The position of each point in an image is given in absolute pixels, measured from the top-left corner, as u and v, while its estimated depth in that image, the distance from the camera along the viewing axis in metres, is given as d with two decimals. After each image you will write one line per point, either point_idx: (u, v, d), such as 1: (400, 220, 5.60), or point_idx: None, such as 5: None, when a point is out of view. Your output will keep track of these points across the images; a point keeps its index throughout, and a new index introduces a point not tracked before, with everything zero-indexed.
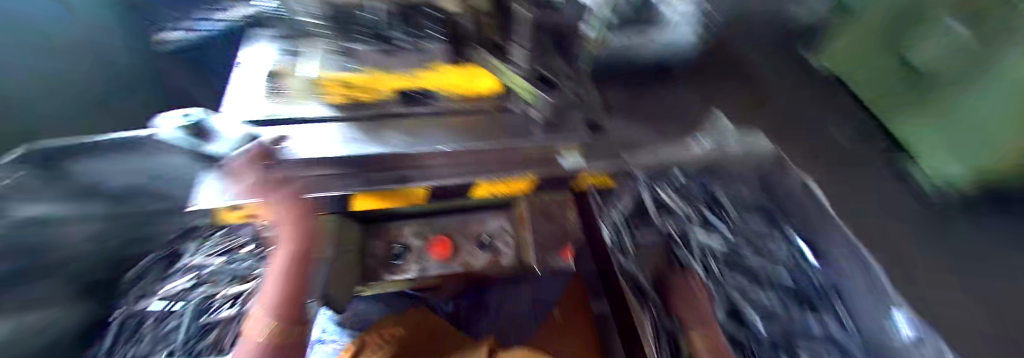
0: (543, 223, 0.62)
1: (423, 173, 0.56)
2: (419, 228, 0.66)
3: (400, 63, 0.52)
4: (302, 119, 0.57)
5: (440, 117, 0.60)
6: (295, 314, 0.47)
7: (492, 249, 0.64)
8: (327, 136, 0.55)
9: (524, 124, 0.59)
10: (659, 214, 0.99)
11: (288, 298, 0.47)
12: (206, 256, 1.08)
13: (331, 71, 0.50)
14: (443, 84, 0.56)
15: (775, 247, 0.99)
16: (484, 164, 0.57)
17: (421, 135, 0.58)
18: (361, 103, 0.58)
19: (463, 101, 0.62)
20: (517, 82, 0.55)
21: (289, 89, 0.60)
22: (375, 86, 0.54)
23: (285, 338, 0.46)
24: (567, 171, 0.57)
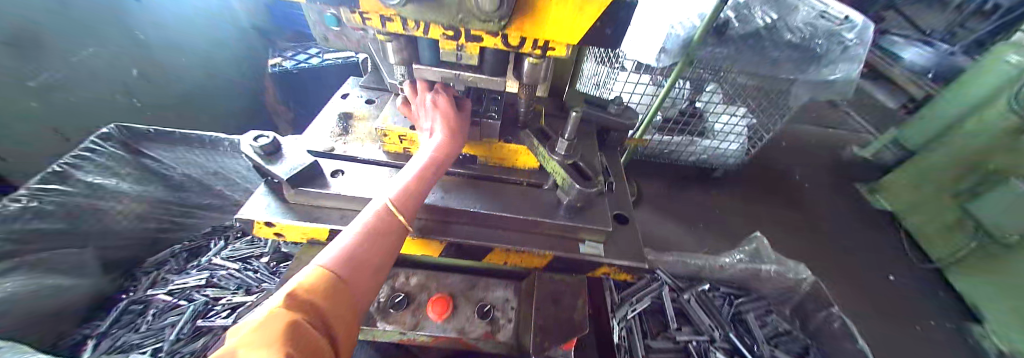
0: (551, 305, 0.58)
1: (445, 227, 0.59)
2: (426, 280, 0.65)
3: None
4: (356, 158, 0.62)
5: (475, 180, 0.63)
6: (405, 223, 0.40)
7: (492, 320, 0.61)
8: (367, 177, 0.59)
9: (553, 203, 0.61)
10: (677, 323, 0.90)
11: (412, 200, 0.42)
12: (226, 258, 1.12)
13: (399, 126, 0.60)
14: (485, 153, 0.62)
15: None
16: (506, 232, 0.60)
17: (452, 194, 0.59)
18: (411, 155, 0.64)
19: (502, 171, 0.65)
20: (552, 165, 0.56)
21: (355, 130, 0.68)
22: None
23: (393, 238, 0.38)
24: (583, 256, 0.58)
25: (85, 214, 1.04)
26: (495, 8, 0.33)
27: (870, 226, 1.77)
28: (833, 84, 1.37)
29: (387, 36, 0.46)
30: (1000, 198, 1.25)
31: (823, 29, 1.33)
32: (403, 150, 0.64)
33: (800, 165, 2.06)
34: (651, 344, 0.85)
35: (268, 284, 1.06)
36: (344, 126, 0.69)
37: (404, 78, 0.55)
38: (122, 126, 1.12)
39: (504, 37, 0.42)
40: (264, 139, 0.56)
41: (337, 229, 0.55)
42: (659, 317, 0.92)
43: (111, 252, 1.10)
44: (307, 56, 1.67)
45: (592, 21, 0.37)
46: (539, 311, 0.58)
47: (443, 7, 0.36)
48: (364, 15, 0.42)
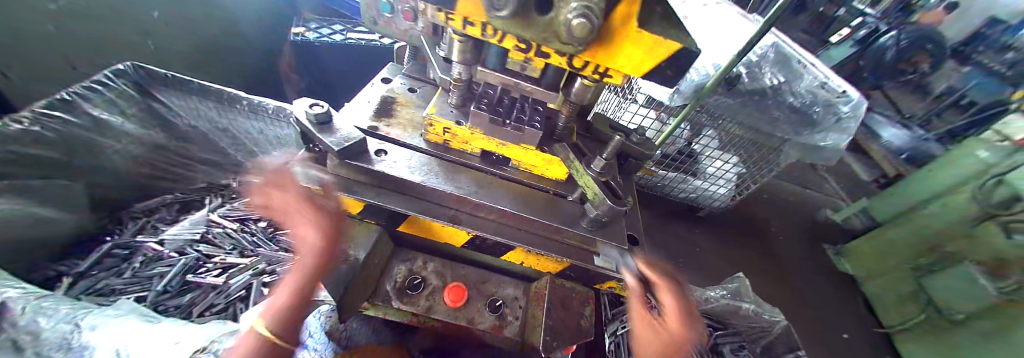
0: (560, 309, 0.62)
1: (472, 220, 0.62)
2: (442, 267, 0.68)
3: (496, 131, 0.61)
4: (397, 140, 0.65)
5: (506, 181, 0.66)
6: (306, 287, 0.47)
7: (501, 315, 0.64)
8: (406, 161, 0.61)
9: (575, 215, 0.65)
10: None
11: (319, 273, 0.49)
12: (223, 217, 1.11)
13: (446, 118, 0.63)
14: (520, 158, 0.66)
15: None
16: (529, 234, 0.63)
17: (485, 191, 0.62)
18: (449, 147, 0.67)
19: (532, 177, 0.69)
20: (585, 180, 0.60)
21: (396, 114, 0.71)
22: (470, 141, 0.65)
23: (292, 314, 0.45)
24: (597, 267, 0.62)
25: (80, 148, 1.00)
26: (585, 39, 0.38)
27: (834, 285, 1.88)
28: (821, 150, 1.47)
29: (460, 36, 0.50)
30: (954, 279, 1.36)
31: (821, 98, 1.44)
32: (443, 141, 0.66)
33: (778, 218, 2.18)
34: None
35: (263, 249, 1.05)
36: (384, 108, 0.72)
37: (457, 76, 0.59)
38: (136, 66, 1.04)
39: (572, 58, 0.46)
40: (318, 107, 0.59)
41: (372, 203, 0.58)
42: None
43: (100, 191, 1.06)
44: (331, 31, 1.71)
45: (655, 62, 0.42)
46: (550, 313, 0.61)
47: (533, 24, 0.40)
48: (450, 15, 0.45)
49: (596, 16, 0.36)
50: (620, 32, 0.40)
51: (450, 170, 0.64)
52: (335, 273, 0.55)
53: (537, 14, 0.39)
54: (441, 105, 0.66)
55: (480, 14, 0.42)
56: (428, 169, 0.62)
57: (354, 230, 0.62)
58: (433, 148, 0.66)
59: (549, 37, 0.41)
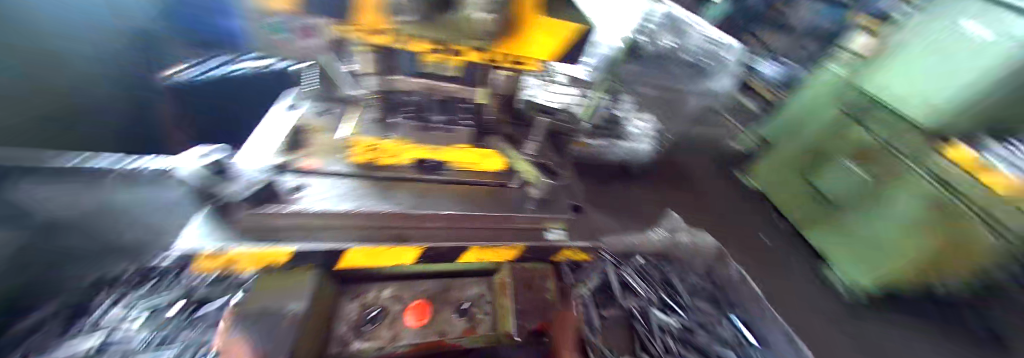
0: (525, 290, 0.66)
1: (420, 234, 0.61)
2: (399, 290, 0.65)
3: (427, 139, 0.62)
4: (315, 171, 0.60)
5: (447, 185, 0.65)
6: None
7: (470, 317, 0.64)
8: (325, 192, 0.57)
9: (520, 200, 0.68)
10: (622, 293, 1.04)
11: None
12: None
13: (368, 136, 0.59)
14: (456, 160, 0.64)
15: (720, 327, 0.99)
16: (481, 231, 0.65)
17: (425, 201, 0.61)
18: (377, 166, 0.62)
19: (471, 176, 0.67)
20: (522, 166, 0.68)
21: (310, 144, 0.65)
22: (400, 152, 0.61)
23: None
24: (551, 241, 0.69)
25: None
26: (494, 29, 0.42)
27: (749, 202, 2.19)
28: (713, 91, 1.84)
29: (366, 47, 0.48)
30: None
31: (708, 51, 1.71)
32: (369, 161, 0.61)
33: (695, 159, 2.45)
34: (603, 314, 0.97)
35: None
36: (295, 139, 0.65)
37: (369, 89, 0.58)
38: None
39: (486, 53, 0.49)
40: (211, 156, 0.52)
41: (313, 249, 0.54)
42: (607, 291, 1.03)
43: None
44: None
45: (559, 39, 0.45)
46: (516, 298, 0.65)
47: (440, 25, 0.43)
48: (351, 29, 0.43)
49: (499, 9, 0.40)
50: (522, 24, 0.43)
51: (383, 190, 0.60)
52: (275, 337, 0.47)
53: (441, 14, 0.42)
54: (361, 125, 0.62)
55: (386, 25, 0.42)
56: (355, 194, 0.58)
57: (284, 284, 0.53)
58: (360, 171, 0.61)
59: (461, 34, 0.44)
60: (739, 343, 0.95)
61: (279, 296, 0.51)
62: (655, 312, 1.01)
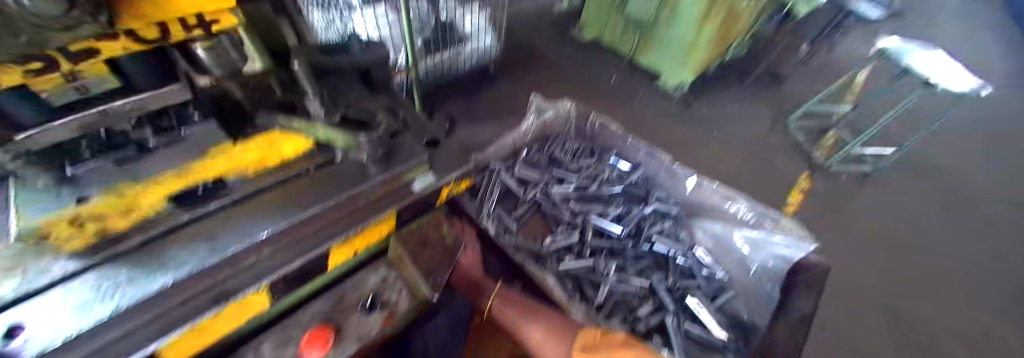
0: (423, 249, 0.62)
1: (262, 270, 0.47)
2: (283, 333, 0.53)
3: (160, 162, 0.44)
4: (23, 296, 0.35)
5: (255, 200, 0.48)
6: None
7: (385, 306, 0.58)
8: (51, 311, 0.35)
9: (355, 172, 0.55)
10: (523, 189, 1.08)
11: None
12: None
13: (44, 214, 0.38)
14: (235, 167, 0.48)
15: (603, 171, 1.15)
16: (333, 224, 0.52)
17: (227, 237, 0.44)
18: (119, 235, 0.40)
19: (272, 174, 0.50)
20: (322, 134, 0.54)
21: None
22: (134, 204, 0.42)
23: None
24: (422, 193, 0.58)
25: None
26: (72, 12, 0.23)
27: None
28: None
29: None
30: None
31: None
32: (93, 241, 0.39)
33: None
34: (515, 216, 1.01)
35: None
36: None
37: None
38: None
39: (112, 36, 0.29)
40: None
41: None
42: (510, 195, 1.07)
43: None
44: None
45: None
46: (418, 262, 0.60)
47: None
48: None
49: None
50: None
51: (158, 256, 0.41)
52: None
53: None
54: (28, 203, 0.39)
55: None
56: (123, 283, 0.38)
57: None
58: (98, 252, 0.39)
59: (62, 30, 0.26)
60: (620, 176, 1.14)
61: None
62: (554, 188, 1.08)
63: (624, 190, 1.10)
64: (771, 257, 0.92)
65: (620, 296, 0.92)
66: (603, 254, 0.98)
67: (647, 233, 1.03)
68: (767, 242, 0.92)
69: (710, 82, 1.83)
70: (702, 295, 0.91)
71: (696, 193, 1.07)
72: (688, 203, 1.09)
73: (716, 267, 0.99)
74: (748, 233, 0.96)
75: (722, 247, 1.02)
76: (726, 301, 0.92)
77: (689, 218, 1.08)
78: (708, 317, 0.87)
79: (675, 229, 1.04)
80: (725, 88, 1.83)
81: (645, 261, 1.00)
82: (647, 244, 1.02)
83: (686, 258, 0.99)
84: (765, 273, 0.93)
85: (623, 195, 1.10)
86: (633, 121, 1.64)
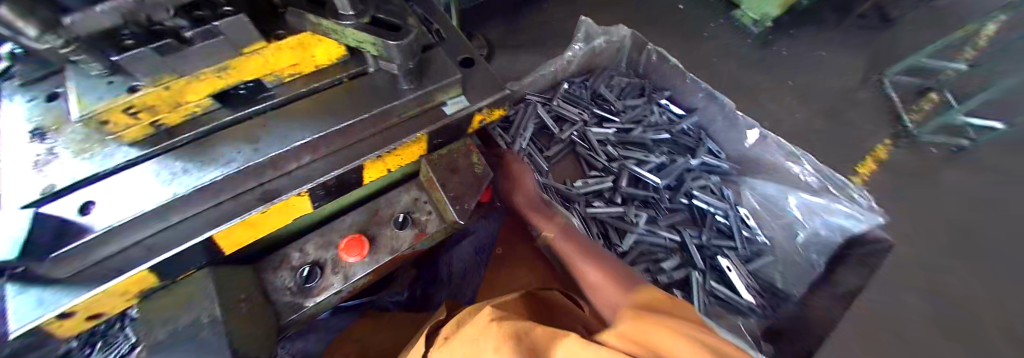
0: (452, 175, 0.60)
1: (297, 175, 0.48)
2: (323, 237, 0.58)
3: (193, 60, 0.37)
4: (100, 174, 0.40)
5: (288, 106, 0.49)
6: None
7: (415, 223, 0.60)
8: (135, 188, 0.40)
9: (389, 83, 0.53)
10: (558, 126, 1.01)
11: None
12: None
13: (102, 101, 0.35)
14: (273, 68, 0.46)
15: (651, 114, 1.05)
16: (369, 139, 0.52)
17: (268, 140, 0.46)
18: (173, 128, 0.43)
19: (309, 82, 0.50)
20: (355, 37, 0.45)
21: (63, 142, 0.41)
22: (180, 98, 0.41)
23: None
24: (453, 117, 0.56)
25: None
26: None
27: None
28: None
29: None
30: None
31: None
32: (152, 128, 0.41)
33: None
34: (547, 155, 0.97)
35: None
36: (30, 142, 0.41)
37: None
38: None
39: None
40: None
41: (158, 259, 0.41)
42: (545, 131, 1.02)
43: None
44: None
45: None
46: (446, 188, 0.59)
47: None
48: None
49: None
50: None
51: (206, 152, 0.43)
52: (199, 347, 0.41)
53: None
54: (82, 81, 0.37)
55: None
56: (179, 173, 0.41)
57: (180, 297, 0.45)
58: (156, 144, 0.42)
59: None
60: (669, 121, 1.05)
61: (184, 308, 0.44)
62: (593, 129, 1.01)
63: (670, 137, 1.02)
64: (823, 225, 0.86)
65: (646, 246, 0.90)
66: (635, 203, 0.95)
67: (687, 187, 0.97)
68: (824, 209, 0.85)
69: (800, 19, 1.51)
70: (733, 257, 0.88)
71: (757, 145, 0.95)
72: (743, 159, 0.99)
73: (757, 230, 0.93)
74: (806, 200, 0.88)
75: (772, 211, 0.94)
76: (761, 265, 0.89)
77: (740, 177, 1.00)
78: (737, 280, 0.85)
79: (720, 186, 0.97)
80: (819, 28, 1.51)
81: (679, 215, 0.95)
82: (685, 198, 0.96)
83: (727, 218, 0.94)
84: (817, 242, 0.87)
85: (667, 143, 1.02)
86: (694, 61, 1.44)
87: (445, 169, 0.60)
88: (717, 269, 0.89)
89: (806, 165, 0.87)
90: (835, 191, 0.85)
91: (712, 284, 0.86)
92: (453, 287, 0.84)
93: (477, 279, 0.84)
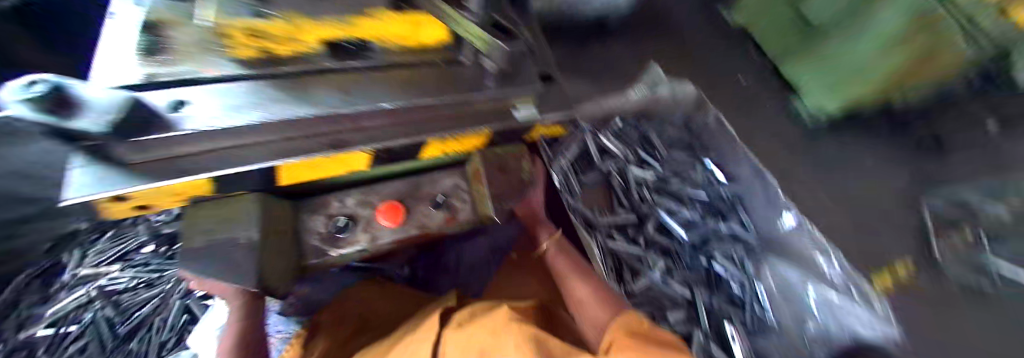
0: (499, 174, 0.62)
1: (360, 134, 0.50)
2: (364, 196, 0.60)
3: (307, 68, 0.48)
4: (196, 82, 0.44)
5: (379, 72, 0.52)
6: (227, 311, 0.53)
7: (449, 207, 0.63)
8: (218, 106, 0.43)
9: (477, 76, 0.57)
10: (601, 157, 1.14)
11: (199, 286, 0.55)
12: (94, 265, 0.92)
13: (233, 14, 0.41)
14: (380, 33, 0.50)
15: (694, 172, 1.18)
16: (436, 121, 0.55)
17: (357, 96, 0.49)
18: (276, 59, 0.47)
19: (408, 55, 0.54)
20: (469, 29, 0.52)
21: (171, 41, 0.47)
22: (297, 38, 0.45)
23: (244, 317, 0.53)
24: (522, 122, 0.58)
25: None
26: None
27: None
28: None
29: None
30: None
31: None
32: (260, 54, 0.45)
33: None
34: (583, 180, 1.09)
35: (167, 272, 0.92)
36: (149, 37, 0.46)
37: None
38: None
39: None
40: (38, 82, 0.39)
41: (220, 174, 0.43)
42: (586, 158, 1.13)
43: None
44: None
45: None
46: (492, 184, 0.60)
47: None
48: None
49: None
50: None
51: (301, 90, 0.47)
52: (233, 262, 0.45)
53: None
54: None
55: None
56: (265, 102, 0.45)
57: (226, 212, 0.49)
58: (255, 69, 0.46)
59: None
60: (709, 183, 1.16)
61: (225, 223, 0.48)
62: (633, 169, 1.14)
63: (708, 197, 1.14)
64: (836, 324, 0.92)
65: (657, 293, 0.99)
66: (655, 249, 1.06)
67: (708, 248, 1.08)
68: (843, 310, 0.92)
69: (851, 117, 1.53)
70: (738, 327, 0.96)
71: (792, 230, 1.02)
72: (775, 242, 1.07)
73: (769, 311, 1.01)
74: (824, 293, 0.95)
75: (786, 296, 1.01)
76: (762, 346, 0.96)
77: (766, 255, 1.07)
78: (738, 349, 0.92)
79: (743, 258, 1.07)
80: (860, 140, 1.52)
81: (696, 274, 1.05)
82: (705, 259, 1.07)
83: (741, 290, 1.03)
84: (821, 338, 0.93)
85: (703, 202, 1.14)
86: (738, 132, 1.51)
87: (506, 170, 0.63)
88: (721, 335, 0.95)
89: (833, 262, 0.94)
90: (855, 295, 0.91)
91: (713, 348, 0.92)
92: (459, 278, 0.87)
93: (481, 278, 0.86)
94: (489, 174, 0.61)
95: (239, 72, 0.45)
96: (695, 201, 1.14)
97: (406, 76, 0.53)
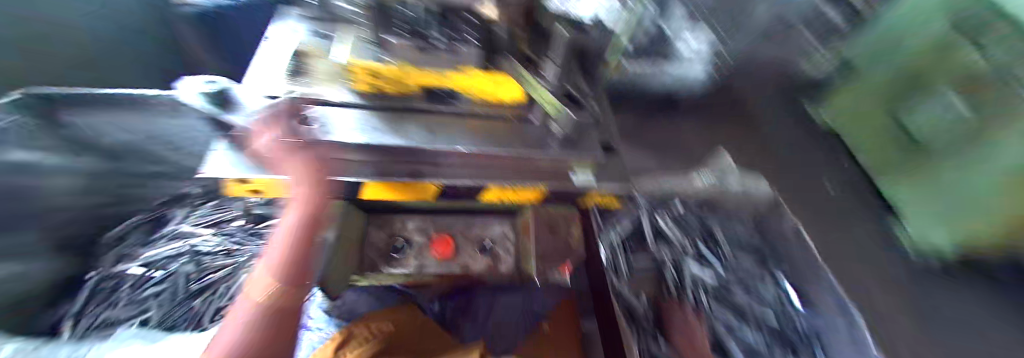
0: (548, 233, 0.63)
1: (436, 171, 0.57)
2: (423, 224, 0.66)
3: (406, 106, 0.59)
4: (322, 102, 0.56)
5: (461, 118, 0.60)
6: None
7: (493, 254, 0.64)
8: (337, 125, 0.54)
9: (542, 136, 0.61)
10: (655, 241, 1.07)
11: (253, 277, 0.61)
12: (195, 225, 1.08)
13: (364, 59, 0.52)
14: (469, 87, 0.57)
15: (763, 288, 1.03)
16: (500, 171, 0.59)
17: (439, 136, 0.56)
18: (385, 95, 0.58)
19: (486, 107, 0.61)
20: (542, 95, 0.57)
21: (313, 71, 0.60)
22: (404, 81, 0.55)
23: None
24: (577, 187, 0.59)
25: (14, 194, 0.88)
26: None
27: (815, 142, 1.86)
28: None
29: None
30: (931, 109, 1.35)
31: None
32: (374, 91, 0.57)
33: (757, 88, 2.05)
34: (633, 260, 1.02)
35: (246, 246, 1.03)
36: (299, 68, 0.61)
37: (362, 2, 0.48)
38: (30, 91, 0.88)
39: None
40: (214, 83, 0.49)
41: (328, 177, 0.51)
42: (639, 238, 1.08)
43: (63, 233, 0.98)
44: None
45: None
46: (538, 240, 0.62)
47: None
48: None
49: None
50: None
51: (396, 123, 0.57)
52: None
53: None
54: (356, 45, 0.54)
55: None
56: (368, 128, 0.55)
57: None
58: (369, 101, 0.58)
59: None
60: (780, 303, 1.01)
61: None
62: (691, 264, 1.04)
63: (777, 324, 0.96)
64: None
65: None
66: None
67: None
68: None
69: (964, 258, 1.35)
70: None
71: None
72: None
73: None
74: None
75: None
76: None
77: None
78: None
79: None
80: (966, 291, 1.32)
81: None
82: None
83: None
84: None
85: (772, 328, 0.96)
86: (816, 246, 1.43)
87: (557, 231, 0.64)
88: None
89: None
90: None
91: None
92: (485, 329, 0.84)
93: (508, 336, 0.82)
94: (540, 232, 0.62)
95: (356, 101, 0.57)
96: (764, 322, 0.96)
97: (482, 126, 0.60)
